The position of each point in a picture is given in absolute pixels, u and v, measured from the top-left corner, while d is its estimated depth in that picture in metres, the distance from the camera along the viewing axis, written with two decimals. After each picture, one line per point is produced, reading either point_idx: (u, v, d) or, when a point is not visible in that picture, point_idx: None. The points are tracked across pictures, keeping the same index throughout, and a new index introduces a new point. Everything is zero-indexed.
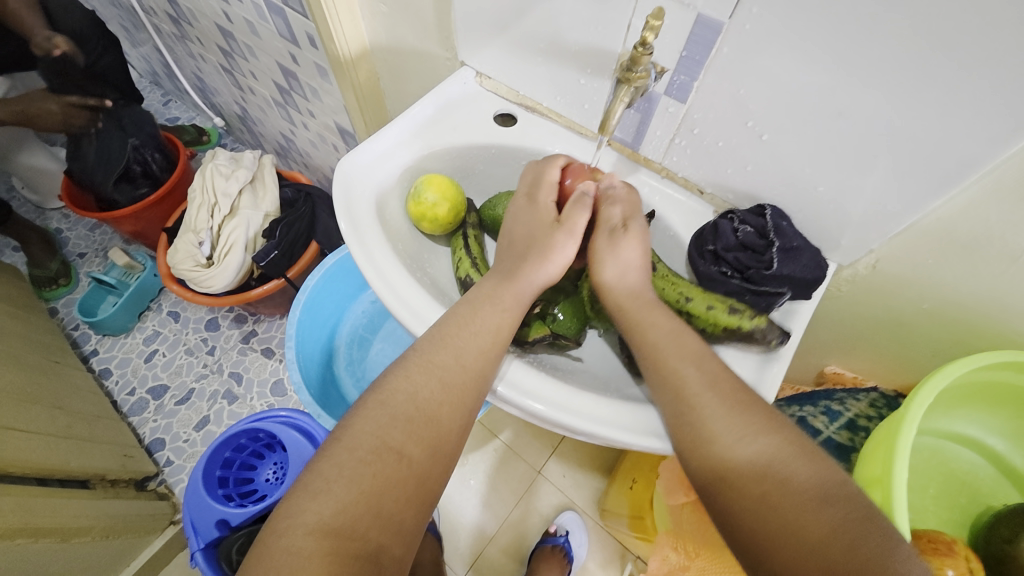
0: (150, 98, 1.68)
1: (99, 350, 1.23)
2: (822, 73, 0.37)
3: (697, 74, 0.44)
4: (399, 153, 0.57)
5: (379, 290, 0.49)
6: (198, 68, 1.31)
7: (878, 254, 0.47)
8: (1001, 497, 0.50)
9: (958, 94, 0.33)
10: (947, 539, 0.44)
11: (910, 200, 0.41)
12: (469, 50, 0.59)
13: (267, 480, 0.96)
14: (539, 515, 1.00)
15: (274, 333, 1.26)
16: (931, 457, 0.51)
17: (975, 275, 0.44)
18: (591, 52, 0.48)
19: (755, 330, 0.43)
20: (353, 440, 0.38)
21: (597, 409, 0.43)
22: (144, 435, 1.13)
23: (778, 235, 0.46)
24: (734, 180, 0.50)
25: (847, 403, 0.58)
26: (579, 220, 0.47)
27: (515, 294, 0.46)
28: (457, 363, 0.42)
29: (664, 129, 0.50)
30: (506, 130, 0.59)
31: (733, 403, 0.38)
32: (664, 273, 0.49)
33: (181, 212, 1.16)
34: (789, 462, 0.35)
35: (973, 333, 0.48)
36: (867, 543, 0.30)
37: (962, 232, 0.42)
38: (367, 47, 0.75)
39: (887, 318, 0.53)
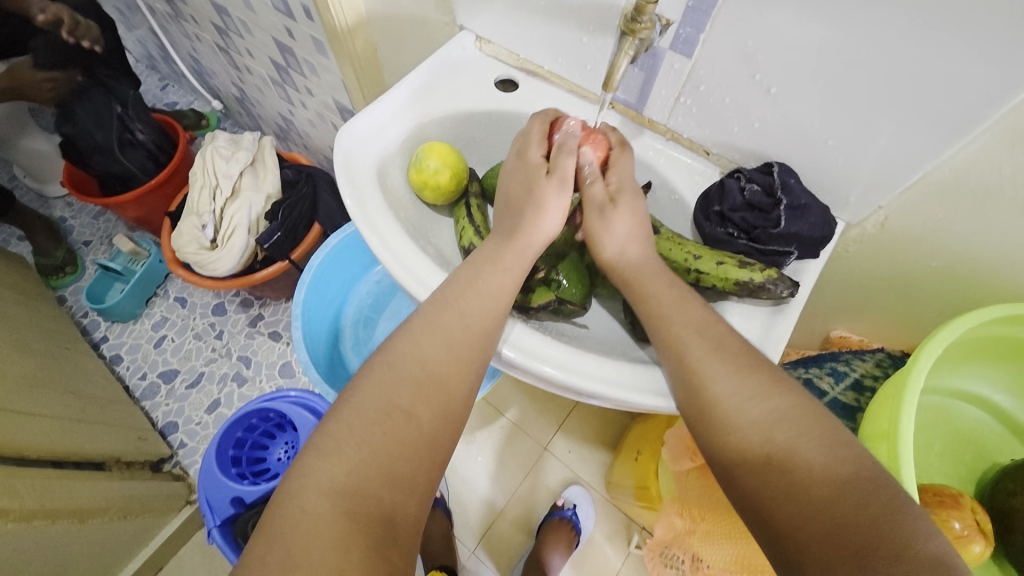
0: (148, 83, 1.67)
1: (109, 336, 1.24)
2: (833, 18, 0.36)
3: (703, 26, 0.42)
4: (399, 121, 0.56)
5: (383, 257, 0.49)
6: (194, 50, 1.29)
7: (887, 211, 0.46)
8: (1007, 453, 0.50)
9: (977, 34, 0.32)
10: (952, 491, 0.45)
11: (922, 153, 0.40)
12: (467, 13, 0.58)
13: (280, 459, 0.97)
14: (547, 488, 1.01)
15: (280, 316, 1.27)
16: (937, 415, 0.51)
17: (987, 227, 0.43)
18: (593, 8, 0.47)
19: (766, 283, 0.43)
20: (362, 401, 0.38)
21: (604, 371, 0.43)
22: (158, 418, 1.15)
23: (786, 193, 0.45)
24: (740, 139, 0.49)
25: (853, 364, 0.57)
26: (567, 166, 0.46)
27: (517, 257, 0.45)
28: (462, 325, 0.42)
29: (668, 88, 0.49)
30: (507, 96, 0.58)
31: (737, 366, 0.38)
32: (669, 236, 0.49)
33: (183, 196, 1.15)
34: (794, 423, 0.35)
35: (980, 290, 0.48)
36: (874, 501, 0.30)
37: (974, 183, 0.41)
38: (363, 17, 0.73)
39: (895, 278, 0.52)
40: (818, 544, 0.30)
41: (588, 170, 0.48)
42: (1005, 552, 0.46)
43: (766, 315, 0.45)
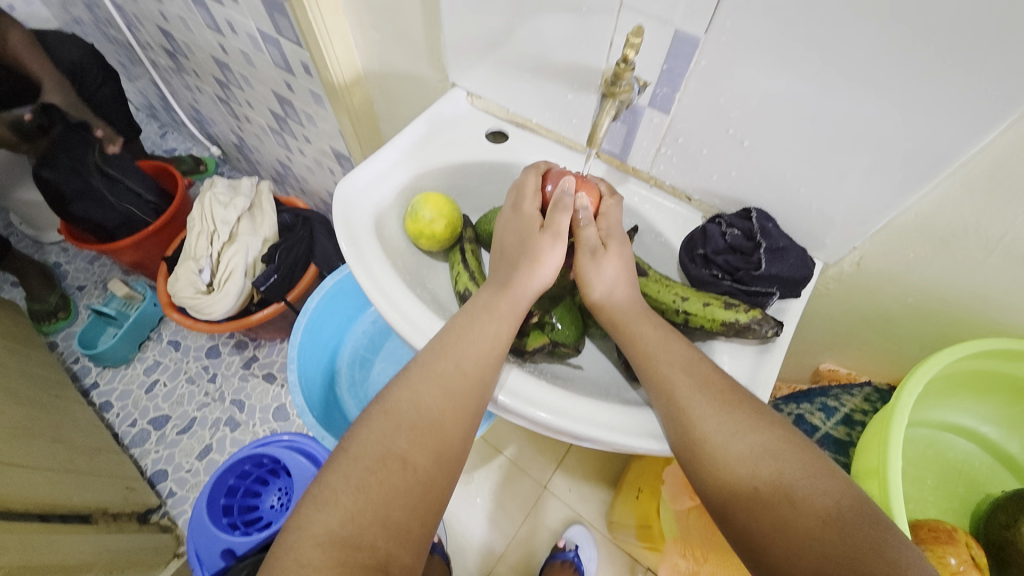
0: (148, 131, 1.72)
1: (100, 383, 1.23)
2: (797, 78, 0.39)
3: (679, 85, 0.45)
4: (396, 174, 0.58)
5: (380, 305, 0.50)
6: (195, 100, 1.34)
7: (862, 251, 0.49)
8: (998, 485, 0.51)
9: (927, 92, 0.35)
10: (947, 526, 0.45)
11: (889, 198, 0.42)
12: (459, 72, 0.61)
13: (273, 507, 0.95)
14: (547, 530, 0.99)
15: (274, 357, 1.26)
16: (926, 449, 0.52)
17: (955, 266, 0.45)
18: (577, 69, 0.51)
19: (751, 322, 0.45)
20: (359, 449, 0.39)
21: (598, 413, 0.44)
22: (146, 467, 1.12)
23: (766, 236, 0.47)
24: (720, 186, 0.51)
25: (842, 399, 0.58)
26: (562, 221, 0.47)
27: (511, 303, 0.47)
28: (457, 369, 0.43)
29: (649, 140, 0.52)
30: (497, 147, 0.61)
31: (721, 403, 0.39)
32: (656, 278, 0.51)
33: (181, 241, 1.17)
34: (778, 457, 0.36)
35: (956, 325, 0.50)
36: (857, 532, 0.31)
37: (939, 226, 0.43)
38: (359, 73, 0.77)
39: (875, 314, 0.54)
40: None
41: (582, 215, 0.49)
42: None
43: (753, 355, 0.46)
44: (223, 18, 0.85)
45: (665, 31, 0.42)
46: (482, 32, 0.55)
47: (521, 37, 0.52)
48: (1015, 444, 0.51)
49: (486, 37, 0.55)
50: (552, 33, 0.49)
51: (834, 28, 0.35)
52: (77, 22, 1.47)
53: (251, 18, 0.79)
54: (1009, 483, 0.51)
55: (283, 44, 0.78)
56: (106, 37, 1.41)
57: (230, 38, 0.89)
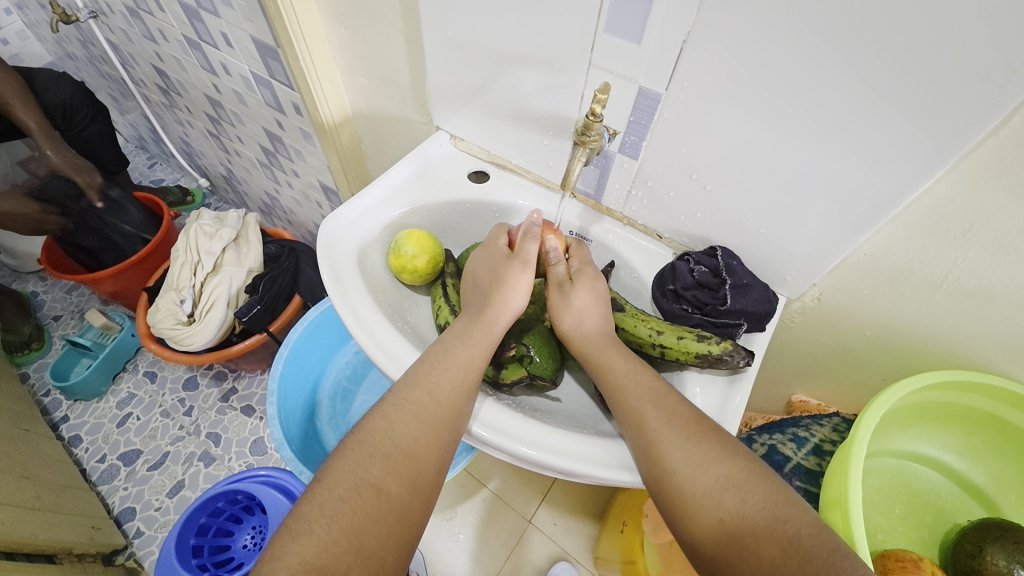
0: (135, 161, 1.73)
1: (70, 416, 1.19)
2: (750, 130, 0.43)
3: (645, 135, 0.49)
4: (382, 210, 0.60)
5: (359, 337, 0.51)
6: (185, 133, 1.36)
7: (821, 287, 0.52)
8: (966, 514, 0.52)
9: (865, 142, 0.39)
10: (913, 556, 0.46)
11: (838, 240, 0.46)
12: (443, 116, 0.65)
13: (246, 546, 0.91)
14: (532, 567, 0.97)
15: (254, 389, 1.24)
16: (893, 478, 0.54)
17: (906, 303, 0.48)
18: (553, 117, 0.54)
19: (723, 353, 0.46)
20: (333, 479, 0.39)
21: (572, 445, 0.45)
22: (113, 505, 1.07)
23: (730, 273, 0.50)
24: (687, 225, 0.55)
25: (812, 429, 0.60)
26: (531, 250, 0.52)
27: (484, 331, 0.49)
28: (430, 398, 0.44)
29: (621, 182, 0.55)
30: (479, 186, 0.64)
31: (688, 435, 0.40)
32: (632, 312, 0.53)
33: (163, 271, 1.17)
34: (741, 486, 0.37)
35: (914, 357, 0.52)
36: (817, 560, 0.32)
37: (889, 266, 0.46)
38: (348, 113, 0.80)
39: (837, 346, 0.57)
40: None
41: (553, 254, 0.54)
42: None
43: (723, 387, 0.48)
44: (217, 60, 0.89)
45: (630, 88, 0.46)
46: (463, 84, 0.59)
47: (501, 88, 0.56)
48: (978, 472, 0.52)
49: (467, 88, 0.59)
50: (530, 85, 0.53)
51: (777, 90, 0.39)
52: (70, 57, 1.51)
53: (245, 61, 0.82)
54: (977, 512, 0.52)
55: (276, 86, 0.81)
56: (99, 72, 1.44)
57: (224, 78, 0.93)
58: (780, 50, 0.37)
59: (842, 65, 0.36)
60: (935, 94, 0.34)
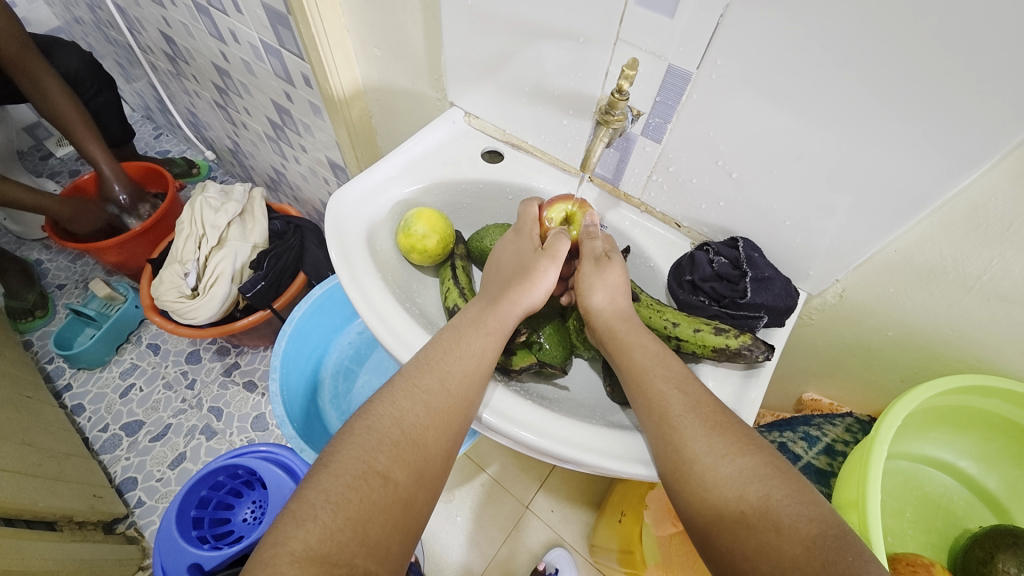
0: (141, 132, 1.71)
1: (73, 385, 1.19)
2: (782, 113, 0.40)
3: (670, 117, 0.47)
4: (390, 188, 0.59)
5: (368, 318, 0.50)
6: (192, 104, 1.34)
7: (844, 283, 0.50)
8: (977, 521, 0.51)
9: (906, 132, 0.36)
10: (925, 561, 0.45)
11: (867, 235, 0.43)
12: (458, 91, 0.63)
13: (245, 520, 0.92)
14: (528, 552, 0.97)
15: (257, 365, 1.24)
16: (905, 481, 0.52)
17: (933, 303, 0.46)
18: (573, 95, 0.52)
19: (741, 347, 0.44)
20: (340, 465, 0.38)
21: (583, 435, 0.44)
22: (115, 474, 1.08)
23: (751, 266, 0.48)
24: (707, 214, 0.53)
25: (824, 428, 0.59)
26: (562, 248, 0.50)
27: (498, 320, 0.47)
28: (441, 386, 0.43)
29: (641, 167, 0.53)
30: (493, 166, 0.62)
31: (711, 426, 0.39)
32: (647, 303, 0.51)
33: (168, 244, 1.16)
34: (765, 481, 0.36)
35: (937, 360, 0.50)
36: (842, 560, 0.31)
37: (918, 263, 0.44)
38: (360, 87, 0.78)
39: (856, 345, 0.54)
40: None
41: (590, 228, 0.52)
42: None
43: (738, 381, 0.46)
44: (226, 27, 0.86)
45: (658, 65, 0.43)
46: (481, 57, 0.57)
47: (520, 63, 0.54)
48: (993, 478, 0.51)
49: (485, 61, 0.57)
50: (551, 61, 0.51)
51: (818, 71, 0.37)
52: (78, 22, 1.48)
53: (255, 29, 0.80)
54: (988, 519, 0.50)
55: (285, 55, 0.79)
56: (106, 38, 1.41)
57: (233, 46, 0.90)
58: (824, 29, 0.35)
59: (892, 44, 0.33)
60: (988, 79, 0.31)
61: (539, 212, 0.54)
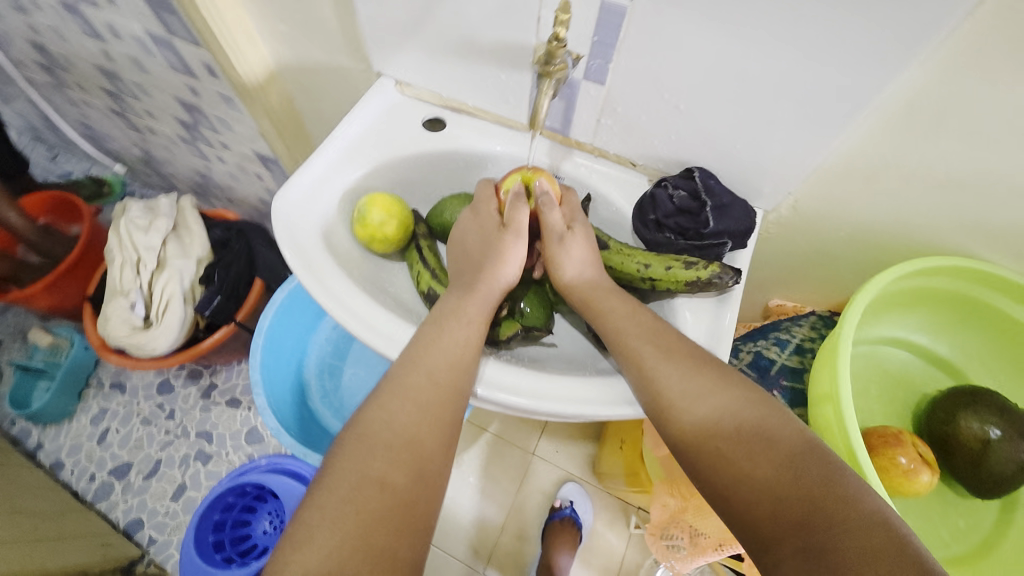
0: (34, 155, 1.52)
1: (44, 442, 1.13)
2: (723, 40, 0.40)
3: (611, 57, 0.45)
4: (336, 177, 0.55)
5: (344, 321, 0.49)
6: (84, 116, 1.19)
7: (797, 195, 0.51)
8: (934, 384, 0.56)
9: (843, 35, 0.36)
10: (895, 430, 0.50)
11: (814, 147, 0.45)
12: (383, 59, 0.58)
13: (266, 532, 0.93)
14: (542, 493, 1.03)
15: (234, 381, 1.20)
16: (868, 363, 0.57)
17: (878, 201, 0.48)
18: (507, 47, 0.49)
19: (712, 277, 0.46)
20: (334, 480, 0.38)
21: (572, 391, 0.45)
22: (118, 519, 1.06)
23: (709, 195, 0.49)
24: (662, 150, 0.52)
25: (793, 331, 0.63)
26: (522, 219, 0.49)
27: (478, 305, 0.48)
28: (428, 382, 0.43)
29: (590, 113, 0.52)
30: (435, 135, 0.58)
31: (686, 369, 0.41)
32: (616, 249, 0.52)
33: (102, 275, 1.07)
34: (738, 414, 0.39)
35: (884, 252, 0.54)
36: (810, 473, 0.35)
37: (862, 165, 0.46)
38: (272, 70, 0.71)
39: (814, 251, 0.57)
40: (769, 518, 0.34)
41: (546, 200, 0.50)
42: (950, 470, 0.52)
43: (713, 307, 0.48)
44: (102, 22, 0.76)
45: (591, 3, 0.41)
46: (399, 16, 0.52)
47: (443, 19, 0.50)
48: (943, 345, 0.56)
49: (404, 21, 0.52)
50: (477, 11, 0.47)
51: None
52: None
53: (135, 19, 0.71)
54: (944, 380, 0.56)
55: (178, 45, 0.71)
56: None
57: (114, 42, 0.79)
58: None
59: None
60: None
61: (495, 189, 0.54)
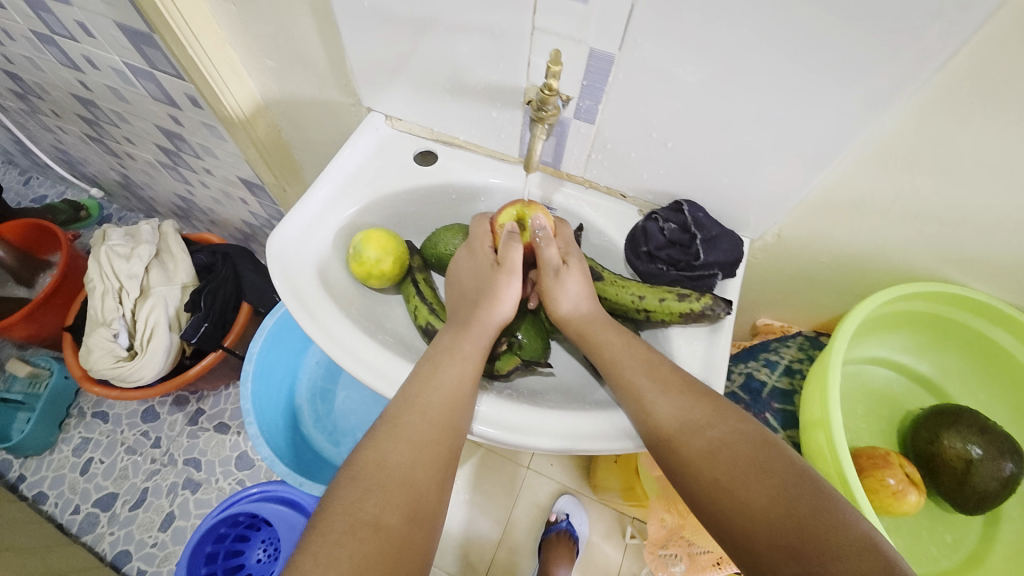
0: (5, 179, 1.47)
1: (25, 474, 1.09)
2: (707, 86, 0.41)
3: (600, 98, 0.46)
4: (330, 215, 0.55)
5: (343, 361, 0.49)
6: (59, 140, 1.16)
7: (781, 225, 0.53)
8: (917, 402, 0.59)
9: (821, 83, 0.38)
10: (882, 451, 0.53)
11: (796, 182, 0.47)
12: (373, 95, 0.58)
13: (260, 560, 0.92)
14: (538, 507, 1.04)
15: (223, 405, 1.18)
16: (854, 383, 0.60)
17: (858, 230, 0.51)
18: (498, 88, 0.50)
19: (705, 308, 0.48)
20: (327, 523, 0.37)
21: (572, 426, 0.46)
22: (105, 552, 1.02)
23: (699, 227, 0.51)
24: (651, 183, 0.54)
25: (781, 352, 0.65)
26: (515, 256, 0.50)
27: (474, 342, 0.48)
28: (424, 420, 0.43)
29: (580, 148, 0.53)
30: (427, 169, 0.59)
31: (682, 403, 0.43)
32: (610, 280, 0.53)
33: (83, 302, 1.05)
34: (731, 446, 0.40)
35: (865, 277, 0.56)
36: (802, 503, 0.36)
37: (841, 198, 0.48)
38: (259, 102, 0.71)
39: (798, 275, 0.59)
40: (765, 549, 0.35)
41: (542, 234, 0.51)
42: (937, 489, 0.54)
43: (706, 337, 0.50)
44: (79, 53, 0.74)
45: (580, 50, 0.42)
46: (389, 56, 0.52)
47: (434, 60, 0.50)
48: (924, 364, 0.59)
49: (394, 61, 0.53)
50: (468, 55, 0.48)
51: (736, 42, 0.38)
52: None
53: (114, 51, 0.69)
54: (926, 399, 0.59)
55: (160, 77, 0.70)
56: None
57: (92, 72, 0.78)
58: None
59: (799, 10, 0.34)
60: (886, 35, 0.34)
61: (491, 224, 0.55)
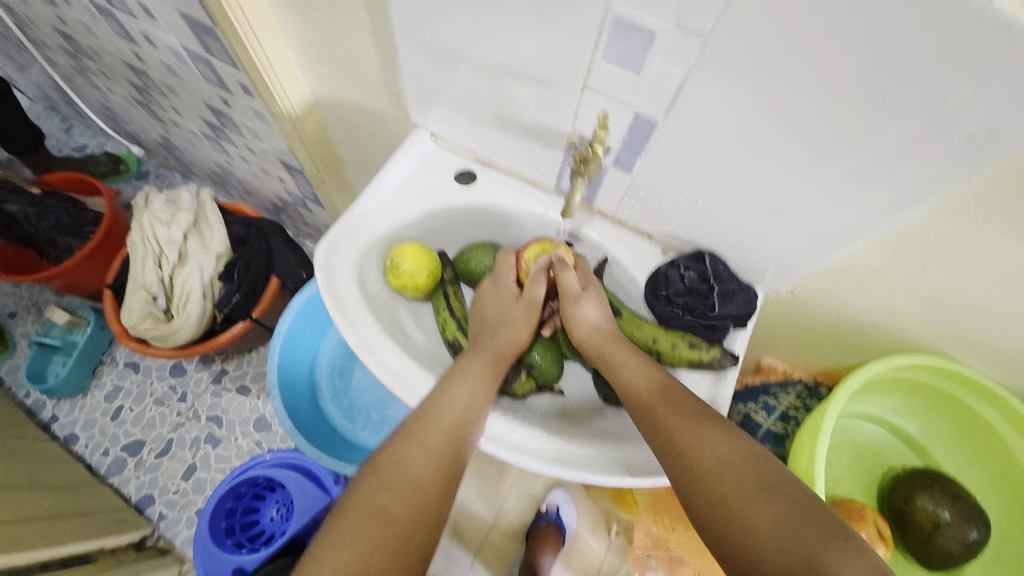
0: (47, 125, 1.52)
1: (59, 415, 1.18)
2: (743, 160, 0.44)
3: (639, 153, 0.49)
4: (372, 228, 0.59)
5: (377, 369, 0.53)
6: (106, 99, 1.20)
7: (798, 285, 0.56)
8: (900, 459, 0.63)
9: (850, 176, 0.40)
10: (859, 504, 0.57)
11: (816, 253, 0.49)
12: (421, 113, 0.61)
13: (273, 519, 0.99)
14: (532, 498, 1.10)
15: (245, 368, 1.25)
16: (843, 436, 0.64)
17: (870, 301, 0.53)
18: (543, 129, 0.52)
19: (712, 358, 0.52)
20: (347, 510, 0.42)
21: (574, 453, 0.51)
22: (131, 494, 1.12)
23: (717, 280, 0.54)
24: (678, 230, 0.56)
25: (780, 397, 0.70)
26: (536, 293, 0.56)
27: (487, 364, 0.53)
28: (436, 429, 0.48)
29: (614, 191, 0.56)
30: (466, 190, 0.62)
31: (695, 424, 0.44)
32: (628, 318, 0.57)
33: (122, 261, 1.10)
34: (740, 467, 0.40)
35: (871, 341, 0.59)
36: (807, 531, 0.35)
37: (857, 271, 0.50)
38: (310, 100, 0.74)
39: (807, 329, 0.62)
40: None
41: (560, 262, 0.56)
42: (905, 545, 0.58)
43: (711, 380, 0.53)
44: (139, 30, 0.77)
45: (626, 113, 0.45)
46: (442, 83, 0.55)
47: (485, 95, 0.53)
48: (912, 425, 0.63)
49: (447, 89, 0.55)
50: (519, 97, 0.50)
51: (775, 130, 0.40)
52: None
53: (174, 35, 0.72)
54: (909, 457, 0.63)
55: (217, 64, 0.72)
56: None
57: (149, 48, 0.81)
58: (780, 95, 0.37)
59: (839, 112, 0.37)
60: (918, 145, 0.36)
61: (516, 260, 0.58)
